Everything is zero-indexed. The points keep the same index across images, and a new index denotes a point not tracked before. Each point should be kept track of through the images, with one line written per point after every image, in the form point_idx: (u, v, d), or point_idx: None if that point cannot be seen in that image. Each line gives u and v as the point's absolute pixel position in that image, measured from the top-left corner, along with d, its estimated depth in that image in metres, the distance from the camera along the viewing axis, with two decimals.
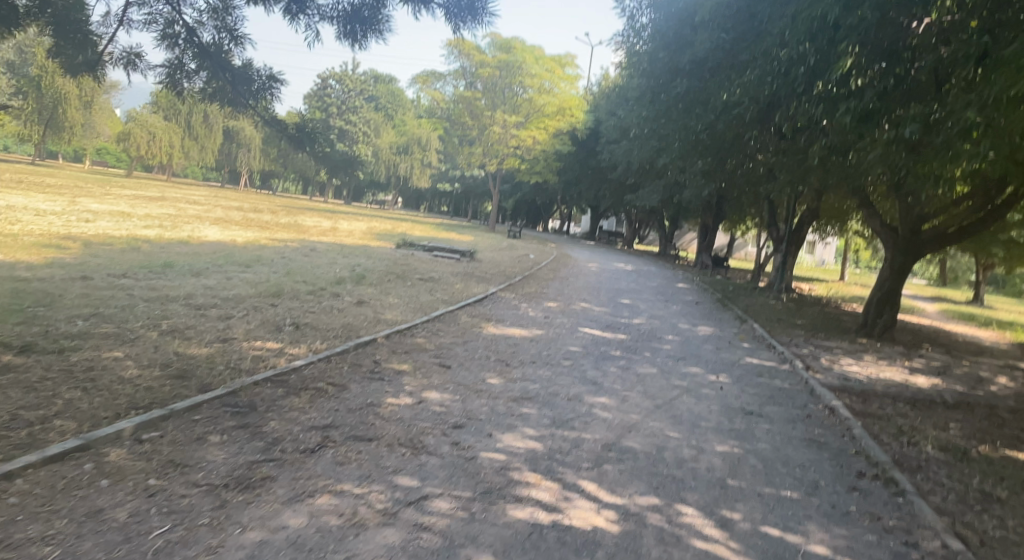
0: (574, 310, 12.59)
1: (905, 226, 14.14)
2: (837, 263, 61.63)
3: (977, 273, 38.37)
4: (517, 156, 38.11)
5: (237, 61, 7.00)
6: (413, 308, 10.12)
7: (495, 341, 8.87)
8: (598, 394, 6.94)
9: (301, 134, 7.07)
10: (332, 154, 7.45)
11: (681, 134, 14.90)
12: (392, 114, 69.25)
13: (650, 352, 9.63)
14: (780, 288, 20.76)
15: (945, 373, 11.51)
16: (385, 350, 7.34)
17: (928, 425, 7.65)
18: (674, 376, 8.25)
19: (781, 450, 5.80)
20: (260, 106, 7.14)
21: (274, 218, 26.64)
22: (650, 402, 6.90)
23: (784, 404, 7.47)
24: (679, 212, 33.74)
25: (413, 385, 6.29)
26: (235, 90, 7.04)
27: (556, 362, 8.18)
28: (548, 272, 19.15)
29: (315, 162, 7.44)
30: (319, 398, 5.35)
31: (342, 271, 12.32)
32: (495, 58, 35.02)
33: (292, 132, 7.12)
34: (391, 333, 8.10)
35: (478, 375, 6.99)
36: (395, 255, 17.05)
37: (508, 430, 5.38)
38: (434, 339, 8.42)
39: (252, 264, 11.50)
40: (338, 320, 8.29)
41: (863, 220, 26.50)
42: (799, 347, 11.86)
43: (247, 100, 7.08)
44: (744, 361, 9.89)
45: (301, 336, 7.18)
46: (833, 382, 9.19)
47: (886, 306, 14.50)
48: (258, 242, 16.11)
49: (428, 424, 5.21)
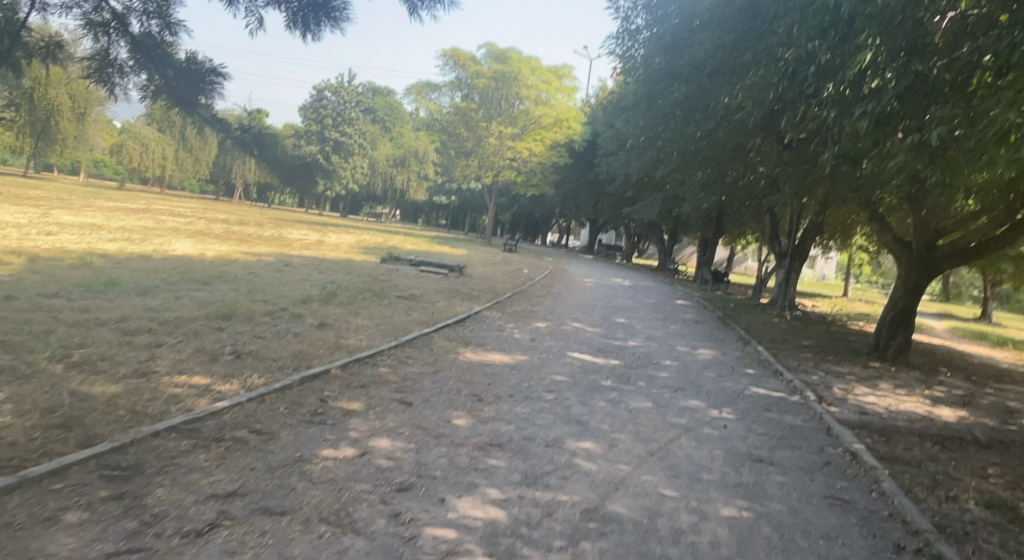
0: (564, 332, 11.59)
1: (920, 241, 13.19)
2: (839, 278, 60.61)
3: (984, 288, 37.41)
4: (514, 169, 37.19)
5: (180, 55, 5.91)
6: (382, 331, 9.12)
7: (470, 370, 7.87)
8: (582, 437, 5.94)
9: (247, 136, 5.99)
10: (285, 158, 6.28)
11: (682, 145, 13.99)
12: (389, 127, 68.78)
13: (645, 382, 8.63)
14: (785, 306, 19.74)
15: (971, 405, 10.51)
16: (336, 384, 6.32)
17: (964, 473, 6.73)
18: (672, 413, 7.24)
19: (800, 514, 4.83)
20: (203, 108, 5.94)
21: (259, 230, 25.79)
22: (643, 448, 5.90)
23: (799, 449, 6.48)
24: (678, 226, 32.83)
25: (360, 430, 5.28)
26: (177, 90, 5.89)
27: (536, 395, 7.18)
28: (541, 288, 18.16)
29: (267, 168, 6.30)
30: (234, 454, 4.35)
31: (312, 290, 11.33)
32: (491, 69, 34.40)
33: (239, 134, 6.00)
34: (349, 362, 7.09)
35: (442, 416, 5.98)
36: (377, 271, 16.10)
37: (467, 491, 4.40)
38: (400, 368, 7.43)
39: (211, 282, 10.53)
40: (288, 348, 7.26)
41: (869, 235, 25.57)
42: (810, 374, 10.86)
43: (190, 103, 5.89)
44: (751, 392, 8.87)
45: (237, 369, 6.18)
46: (852, 418, 8.19)
47: (900, 327, 13.50)
48: (231, 256, 15.16)
49: (368, 485, 4.23)
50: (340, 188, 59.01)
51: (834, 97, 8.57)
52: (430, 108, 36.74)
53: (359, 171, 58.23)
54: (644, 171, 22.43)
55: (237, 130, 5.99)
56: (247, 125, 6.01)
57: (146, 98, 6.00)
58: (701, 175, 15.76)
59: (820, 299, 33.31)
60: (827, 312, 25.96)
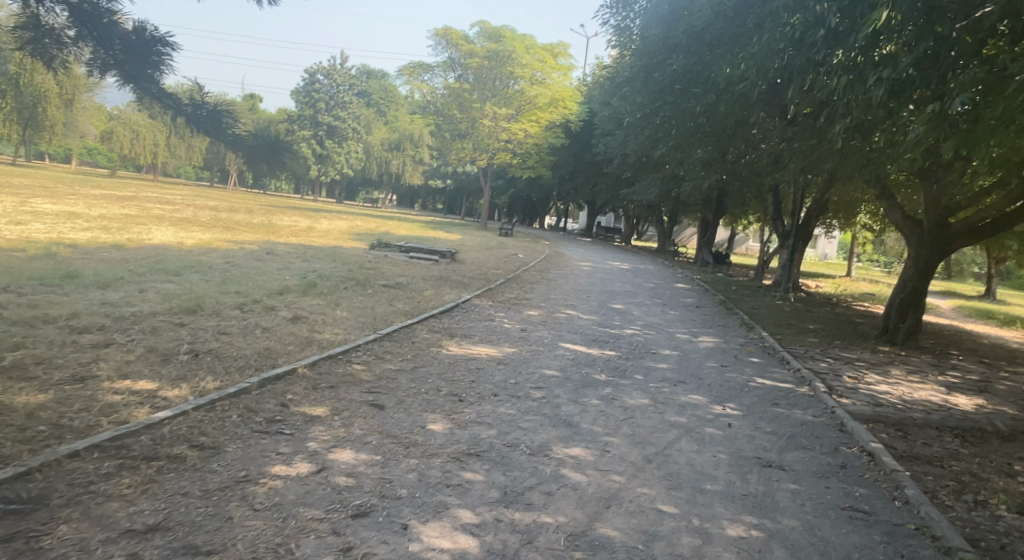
0: (558, 321, 11.00)
1: (931, 218, 12.53)
2: (840, 257, 59.95)
3: (989, 265, 36.81)
4: (509, 151, 36.39)
5: (128, 24, 5.03)
6: (360, 324, 8.53)
7: (452, 366, 7.28)
8: (572, 442, 5.38)
9: (203, 115, 5.13)
10: (252, 141, 5.30)
11: (681, 123, 13.34)
12: (383, 111, 68.02)
13: (642, 375, 8.04)
14: (788, 288, 19.13)
15: (988, 391, 9.95)
16: (301, 386, 5.73)
17: (991, 472, 6.17)
18: (672, 410, 6.67)
19: (816, 532, 4.31)
20: (159, 87, 5.07)
21: (248, 217, 25.23)
22: (640, 453, 5.34)
23: (811, 450, 5.93)
24: (678, 206, 32.16)
25: (322, 441, 4.68)
26: (126, 66, 5.01)
27: (522, 393, 6.60)
28: (536, 273, 17.57)
29: (228, 151, 5.38)
30: (167, 475, 3.75)
31: (291, 279, 10.75)
32: (484, 48, 33.56)
33: (192, 111, 5.11)
34: (318, 359, 6.49)
35: (416, 421, 5.40)
36: (364, 258, 15.48)
37: (436, 515, 3.82)
38: (376, 365, 6.84)
39: (182, 273, 9.91)
40: (252, 345, 6.66)
41: (873, 213, 24.92)
42: (817, 362, 10.27)
43: (144, 81, 5.05)
44: (756, 384, 8.29)
45: (191, 370, 5.58)
46: (865, 410, 7.61)
47: (909, 309, 12.89)
48: (211, 244, 14.53)
49: (320, 510, 3.66)
50: (336, 173, 58.35)
51: (845, 65, 7.92)
52: (423, 90, 35.91)
53: (353, 155, 58.02)
54: (642, 151, 21.77)
55: (189, 106, 5.08)
56: (201, 101, 5.12)
57: (93, 73, 5.12)
58: (701, 154, 15.11)
59: (822, 279, 32.71)
60: (831, 293, 25.37)
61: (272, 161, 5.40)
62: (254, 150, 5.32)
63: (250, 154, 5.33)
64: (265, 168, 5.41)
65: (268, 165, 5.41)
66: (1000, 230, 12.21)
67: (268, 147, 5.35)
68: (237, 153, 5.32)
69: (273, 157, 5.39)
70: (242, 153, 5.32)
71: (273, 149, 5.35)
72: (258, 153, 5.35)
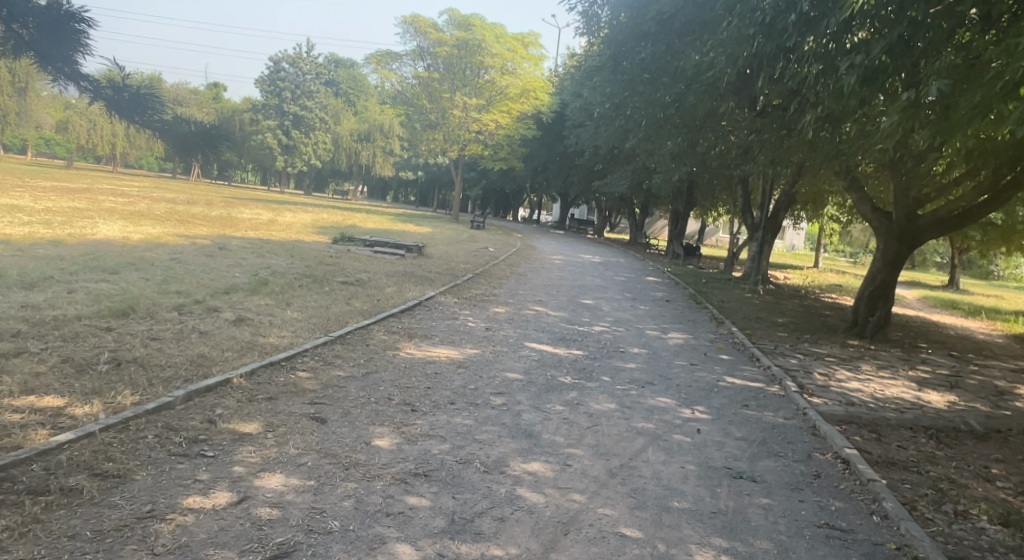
0: (524, 318, 10.58)
1: (900, 210, 12.34)
2: (809, 248, 60.51)
3: (953, 256, 37.29)
4: (480, 142, 35.78)
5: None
6: (312, 325, 8.01)
7: (407, 371, 6.81)
8: (530, 455, 4.98)
9: (132, 108, 3.53)
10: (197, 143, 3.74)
11: (651, 114, 12.96)
12: (352, 101, 66.95)
13: (609, 377, 7.65)
14: (757, 280, 18.96)
15: (960, 387, 9.76)
16: (233, 398, 5.23)
17: (969, 476, 5.91)
18: (639, 416, 6.29)
19: (790, 556, 3.95)
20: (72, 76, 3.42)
21: (207, 210, 24.39)
22: (602, 466, 4.95)
23: (784, 458, 5.60)
24: (649, 199, 31.93)
25: (249, 463, 4.22)
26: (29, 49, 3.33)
27: (481, 400, 6.16)
28: (505, 268, 17.13)
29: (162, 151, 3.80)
30: (55, 514, 3.33)
31: (242, 277, 10.17)
32: (453, 36, 32.94)
33: (113, 97, 3.49)
34: (257, 367, 5.96)
35: (360, 435, 4.94)
36: (325, 253, 14.91)
37: (370, 552, 3.39)
38: (323, 372, 6.35)
39: (121, 271, 9.28)
40: (185, 352, 6.11)
41: (842, 205, 24.90)
42: (787, 358, 9.99)
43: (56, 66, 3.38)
44: (726, 383, 7.96)
45: (109, 382, 5.06)
46: (838, 411, 7.32)
47: (879, 302, 12.73)
48: (161, 239, 13.83)
49: (233, 552, 3.22)
50: (302, 164, 57.27)
51: (816, 52, 7.60)
52: (391, 79, 35.16)
53: (321, 146, 56.89)
54: (612, 142, 21.41)
55: (100, 89, 3.44)
56: (119, 82, 3.49)
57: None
58: (671, 145, 14.77)
59: (791, 271, 32.80)
60: (800, 284, 25.34)
61: (216, 154, 3.78)
62: (186, 139, 3.68)
63: (183, 145, 3.69)
64: (206, 161, 3.80)
65: (212, 158, 3.80)
66: (968, 222, 12.06)
67: (209, 136, 3.70)
68: (163, 143, 3.70)
69: (217, 147, 3.75)
70: (168, 142, 3.70)
71: (216, 138, 3.71)
72: (196, 144, 3.72)
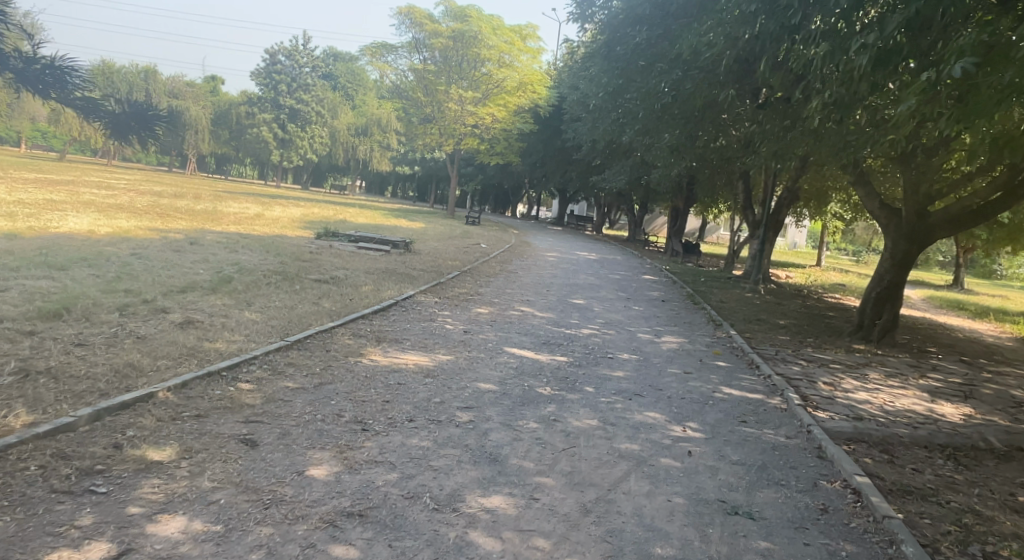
0: (507, 320, 9.90)
1: (910, 206, 11.63)
2: (810, 246, 59.98)
3: (957, 255, 36.59)
4: (476, 136, 35.08)
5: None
6: (268, 328, 7.32)
7: (366, 381, 6.12)
8: (491, 488, 4.29)
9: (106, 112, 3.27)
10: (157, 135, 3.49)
11: (647, 105, 12.27)
12: (350, 95, 66.31)
13: (593, 387, 6.95)
14: (758, 279, 18.27)
15: (975, 397, 9.06)
16: (151, 417, 4.54)
17: (993, 507, 5.23)
18: (623, 436, 5.59)
19: None
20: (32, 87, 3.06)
21: (191, 203, 23.69)
22: (575, 501, 4.26)
23: (786, 488, 4.92)
24: (648, 195, 31.21)
25: (148, 501, 3.53)
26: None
27: (445, 416, 5.48)
28: (495, 265, 16.44)
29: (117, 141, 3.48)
30: None
31: (204, 274, 9.50)
32: (449, 28, 32.27)
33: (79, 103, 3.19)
34: (190, 380, 5.27)
35: (294, 463, 4.24)
36: (305, 249, 14.24)
37: None
38: (268, 384, 5.64)
39: (71, 267, 8.61)
40: (110, 361, 5.44)
41: (845, 202, 24.21)
42: (789, 365, 9.30)
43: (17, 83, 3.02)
44: (723, 395, 7.25)
45: (6, 400, 4.41)
46: (845, 428, 6.62)
47: (886, 304, 12.03)
48: (129, 233, 13.15)
49: None
50: (299, 158, 56.65)
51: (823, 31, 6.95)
52: (386, 71, 34.49)
53: (318, 140, 56.04)
54: (608, 135, 20.70)
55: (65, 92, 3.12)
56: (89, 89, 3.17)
57: None
58: (668, 140, 14.03)
59: (793, 269, 32.06)
60: (802, 283, 24.65)
61: (148, 138, 3.45)
62: (131, 127, 3.37)
63: (121, 130, 3.36)
64: (136, 145, 3.47)
65: (143, 144, 3.47)
66: (982, 220, 11.37)
67: (145, 118, 3.39)
68: (107, 131, 3.37)
69: (150, 130, 3.44)
70: (113, 130, 3.38)
71: (154, 120, 3.41)
72: (152, 130, 3.45)
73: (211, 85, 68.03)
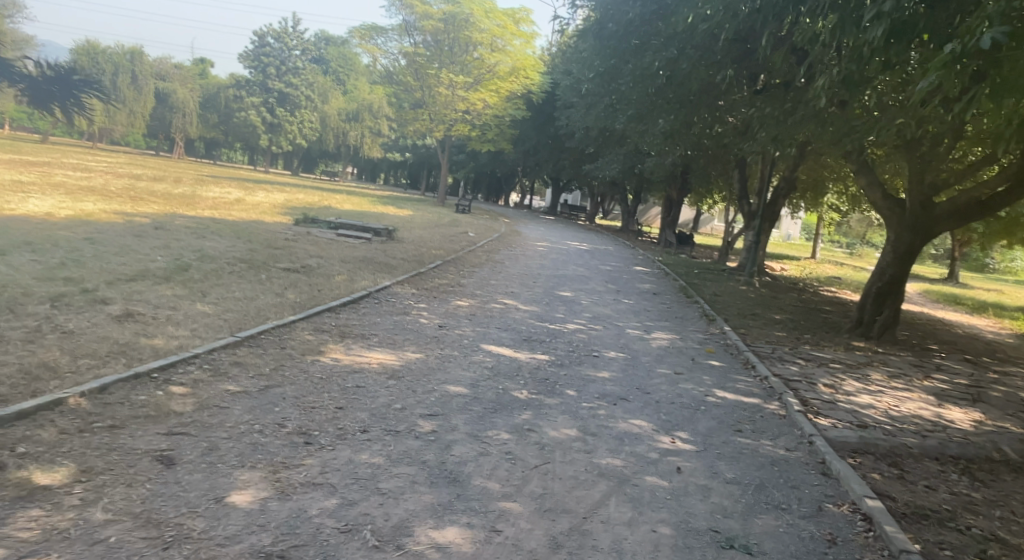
0: (488, 314, 9.26)
1: (914, 197, 11.03)
2: (802, 237, 59.64)
3: (952, 249, 36.15)
4: (468, 122, 34.33)
5: None
6: (219, 322, 6.67)
7: (318, 384, 5.46)
8: (447, 517, 3.67)
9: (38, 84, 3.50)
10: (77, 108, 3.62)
11: (640, 88, 11.62)
12: (342, 80, 65.32)
13: (575, 390, 6.32)
14: (752, 272, 17.65)
15: (984, 400, 8.48)
16: (52, 429, 3.95)
17: (1019, 534, 4.64)
18: (604, 449, 4.97)
19: None
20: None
21: (170, 187, 22.93)
22: (543, 534, 3.66)
23: (788, 513, 4.32)
24: (641, 185, 30.57)
25: (16, 541, 2.98)
26: None
27: (404, 426, 4.84)
28: (481, 255, 15.79)
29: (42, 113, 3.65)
30: None
31: (160, 262, 8.83)
32: (440, 10, 31.39)
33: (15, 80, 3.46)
34: (112, 383, 4.65)
35: (214, 486, 3.61)
36: (279, 235, 13.57)
37: None
38: (205, 388, 4.99)
39: (11, 253, 7.93)
40: (21, 361, 4.80)
41: (842, 194, 23.62)
42: (786, 364, 8.68)
43: None
44: (716, 400, 6.64)
45: None
46: (850, 438, 6.00)
47: (887, 299, 11.45)
48: (91, 216, 12.46)
49: None
50: (288, 143, 55.74)
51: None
52: (374, 55, 33.64)
53: (308, 125, 55.07)
54: (600, 121, 20.02)
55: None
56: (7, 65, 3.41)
57: None
58: (661, 126, 13.41)
59: (787, 261, 31.51)
60: (797, 276, 24.09)
61: (75, 107, 3.62)
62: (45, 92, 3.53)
63: (39, 98, 3.54)
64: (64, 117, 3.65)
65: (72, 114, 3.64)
66: (990, 211, 10.74)
67: (66, 84, 3.56)
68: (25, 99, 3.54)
69: (76, 99, 3.61)
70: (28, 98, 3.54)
71: (77, 86, 3.57)
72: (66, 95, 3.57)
73: (200, 67, 66.89)
